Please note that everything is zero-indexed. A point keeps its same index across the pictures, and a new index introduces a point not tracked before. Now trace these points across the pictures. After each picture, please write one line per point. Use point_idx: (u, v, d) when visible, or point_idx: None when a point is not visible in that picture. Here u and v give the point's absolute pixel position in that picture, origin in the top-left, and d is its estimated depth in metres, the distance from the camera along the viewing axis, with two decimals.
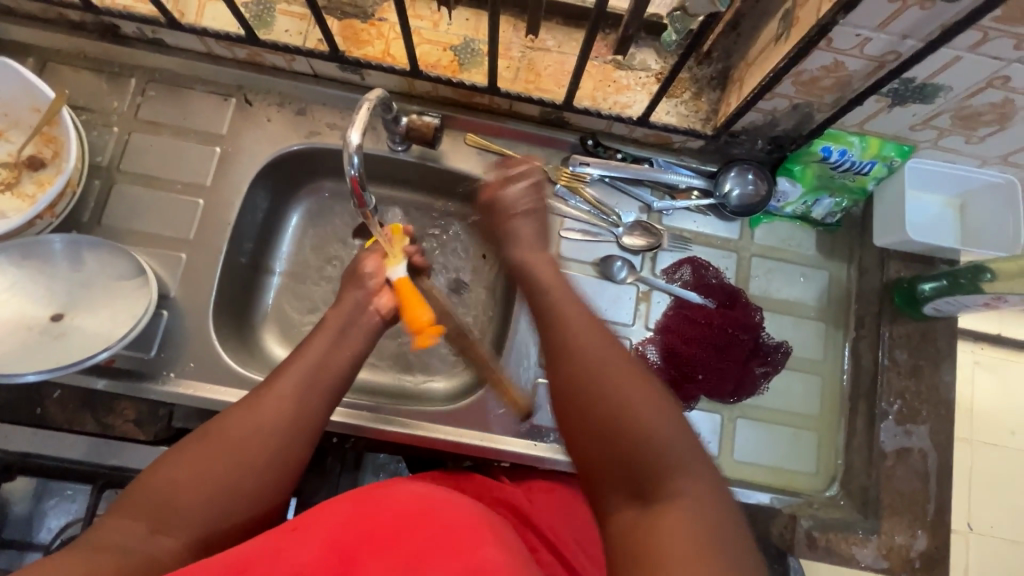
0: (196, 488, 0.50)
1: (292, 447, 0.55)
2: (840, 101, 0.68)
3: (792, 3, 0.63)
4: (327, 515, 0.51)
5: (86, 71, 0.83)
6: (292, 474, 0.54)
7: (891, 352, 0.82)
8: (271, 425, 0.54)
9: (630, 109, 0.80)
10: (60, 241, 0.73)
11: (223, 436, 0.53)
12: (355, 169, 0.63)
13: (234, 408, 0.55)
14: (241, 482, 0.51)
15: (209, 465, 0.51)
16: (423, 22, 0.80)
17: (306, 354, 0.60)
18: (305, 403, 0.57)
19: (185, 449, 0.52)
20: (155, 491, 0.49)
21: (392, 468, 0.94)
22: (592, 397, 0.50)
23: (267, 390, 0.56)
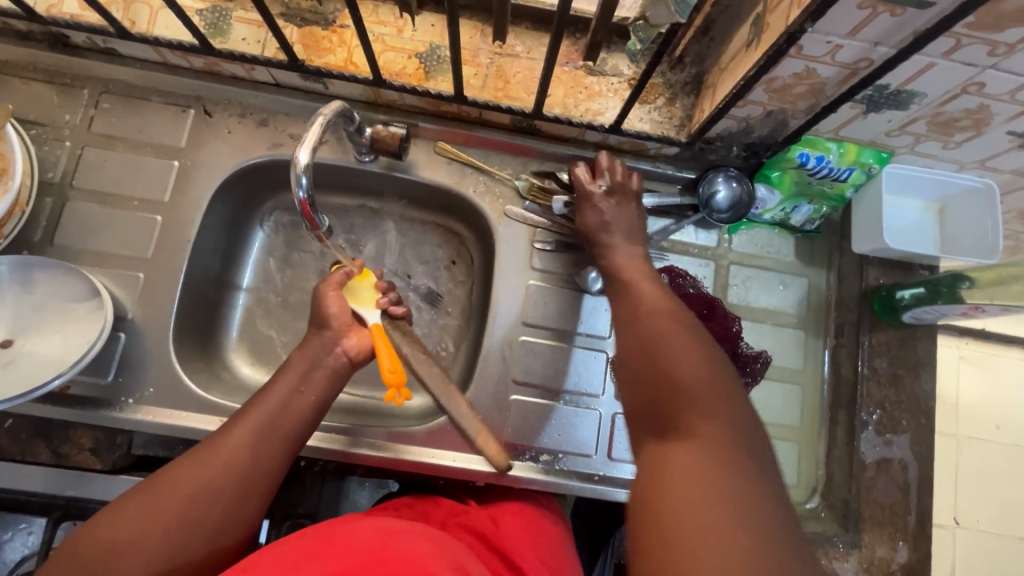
0: (133, 551, 0.47)
1: (242, 509, 0.53)
2: (814, 107, 0.66)
3: (762, 8, 0.61)
4: (277, 555, 0.48)
5: (36, 83, 0.80)
6: (238, 536, 0.53)
7: (871, 362, 0.80)
8: (222, 482, 0.52)
9: (603, 117, 0.78)
10: (8, 264, 0.70)
11: (170, 492, 0.50)
12: (304, 190, 0.62)
13: (182, 460, 0.53)
14: (182, 544, 0.49)
15: (150, 526, 0.48)
16: (387, 28, 0.77)
17: (265, 402, 0.58)
18: (260, 457, 0.55)
19: (123, 506, 0.49)
20: (88, 556, 0.46)
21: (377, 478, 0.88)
22: (643, 348, 0.55)
23: (222, 441, 0.54)
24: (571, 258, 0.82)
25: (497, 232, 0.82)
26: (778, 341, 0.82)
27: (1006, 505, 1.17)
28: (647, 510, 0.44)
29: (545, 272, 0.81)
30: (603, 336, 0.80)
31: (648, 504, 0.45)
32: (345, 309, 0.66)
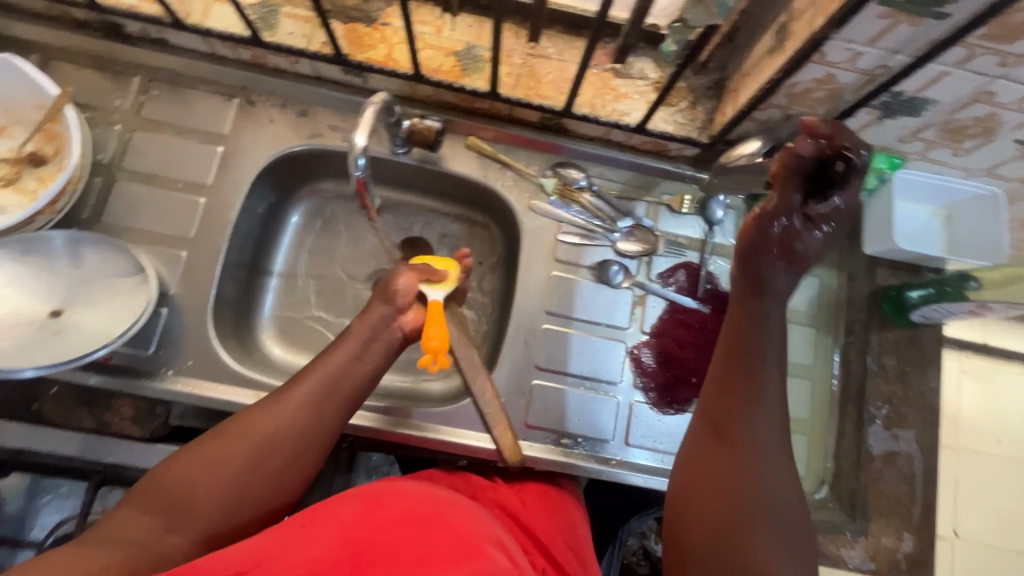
0: (207, 488, 0.53)
1: (302, 460, 0.58)
2: (832, 112, 0.70)
3: (786, 17, 0.65)
4: (336, 513, 0.52)
5: (89, 69, 0.83)
6: (297, 483, 0.58)
7: (880, 358, 0.85)
8: (287, 435, 0.57)
9: (628, 117, 0.82)
10: (61, 237, 0.73)
11: (241, 439, 0.56)
12: (361, 170, 0.67)
13: (252, 409, 0.58)
14: (251, 488, 0.55)
15: (223, 468, 0.54)
16: (426, 27, 0.81)
17: (328, 361, 0.62)
18: (321, 416, 0.59)
19: (200, 447, 0.55)
20: (169, 488, 0.52)
21: (383, 470, 0.99)
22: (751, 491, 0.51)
23: (288, 395, 0.59)
24: (593, 251, 0.85)
25: (523, 225, 0.85)
26: (790, 337, 0.85)
27: (1008, 517, 1.19)
28: None
29: (567, 263, 0.85)
30: (623, 326, 0.83)
31: None
32: (411, 286, 0.70)
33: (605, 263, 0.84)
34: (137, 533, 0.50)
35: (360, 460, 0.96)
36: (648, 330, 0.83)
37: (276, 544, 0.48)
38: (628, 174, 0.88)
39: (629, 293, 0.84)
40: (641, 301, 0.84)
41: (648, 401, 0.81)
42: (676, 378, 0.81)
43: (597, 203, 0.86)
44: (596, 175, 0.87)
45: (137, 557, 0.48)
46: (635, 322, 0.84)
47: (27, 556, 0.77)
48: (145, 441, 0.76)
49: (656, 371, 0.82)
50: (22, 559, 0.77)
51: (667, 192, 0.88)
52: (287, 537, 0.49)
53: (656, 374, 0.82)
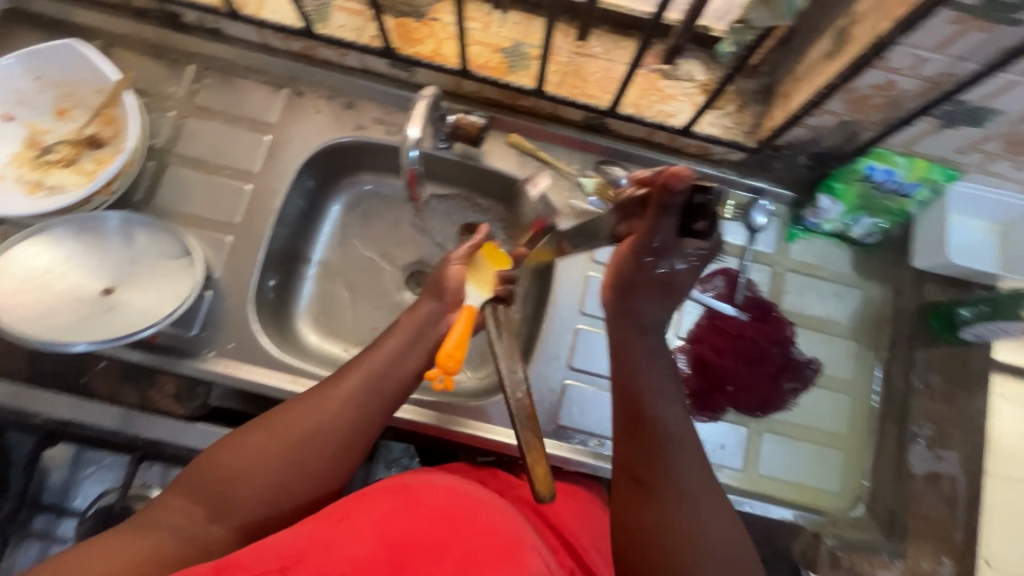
0: (250, 480, 0.56)
1: (340, 460, 0.60)
2: (889, 120, 0.68)
3: (845, 21, 0.63)
4: (373, 509, 0.54)
5: (146, 56, 0.86)
6: (334, 481, 0.60)
7: (924, 376, 0.82)
8: (325, 433, 0.59)
9: (674, 119, 0.81)
10: (116, 218, 0.76)
11: (283, 434, 0.59)
12: (414, 163, 0.68)
13: (296, 403, 0.61)
14: (289, 482, 0.58)
15: (264, 464, 0.57)
16: (475, 23, 0.82)
17: (369, 362, 0.64)
18: (360, 414, 0.61)
19: (244, 439, 0.58)
20: (214, 479, 0.56)
21: (404, 463, 0.98)
22: (675, 520, 0.59)
23: (331, 391, 0.61)
24: None
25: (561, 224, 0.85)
26: (830, 350, 0.83)
27: None
28: None
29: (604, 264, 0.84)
30: None
31: None
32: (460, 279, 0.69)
33: None
34: (185, 520, 0.54)
35: (381, 451, 0.96)
36: (684, 335, 0.82)
37: (316, 541, 0.50)
38: None
39: None
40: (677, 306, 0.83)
41: None
42: (711, 385, 0.80)
43: None
44: None
45: (183, 544, 0.53)
46: (670, 326, 0.82)
47: (72, 523, 0.82)
48: (185, 420, 0.77)
49: (691, 378, 0.80)
50: (66, 525, 0.81)
51: None
52: (327, 532, 0.51)
53: (691, 381, 0.80)
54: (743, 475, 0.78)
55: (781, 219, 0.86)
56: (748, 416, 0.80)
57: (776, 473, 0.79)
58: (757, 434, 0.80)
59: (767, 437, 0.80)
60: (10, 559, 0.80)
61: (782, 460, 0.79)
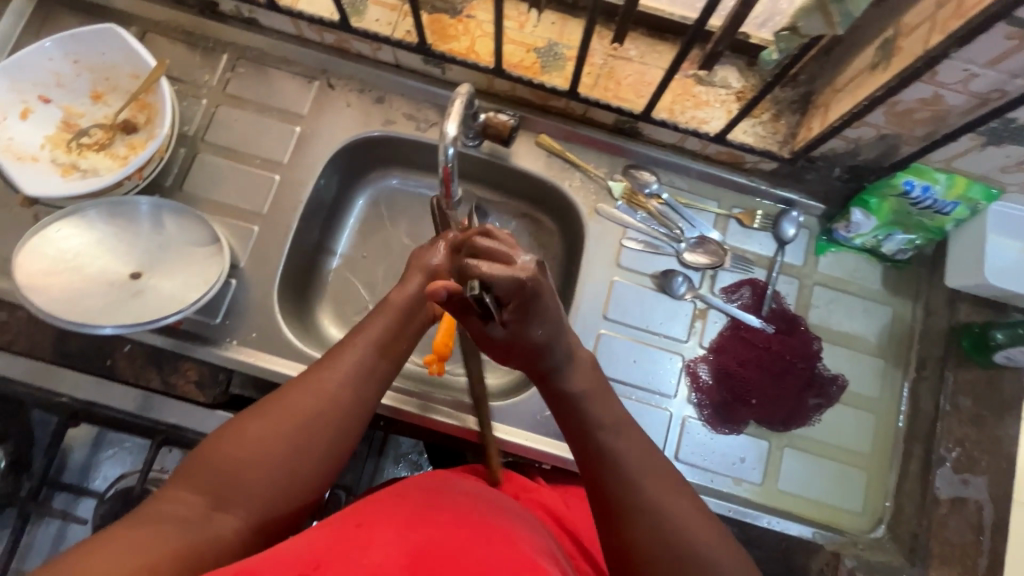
0: (255, 467, 0.51)
1: (345, 440, 0.56)
2: (932, 135, 0.67)
3: (892, 32, 0.62)
4: (391, 516, 0.49)
5: (181, 44, 0.86)
6: (341, 463, 0.56)
7: (954, 399, 0.80)
8: (328, 413, 0.55)
9: (708, 125, 0.80)
10: (146, 203, 0.76)
11: (282, 417, 0.54)
12: (448, 160, 0.66)
13: (291, 387, 0.56)
14: (295, 467, 0.53)
15: (267, 448, 0.52)
16: (510, 22, 0.81)
17: (364, 339, 0.60)
18: (361, 393, 0.58)
19: (243, 426, 0.53)
20: (216, 469, 0.50)
21: (412, 458, 1.00)
22: (652, 536, 0.50)
23: (327, 371, 0.57)
24: (656, 260, 0.84)
25: (588, 227, 0.84)
26: (856, 367, 0.82)
27: None
28: None
29: (630, 269, 0.83)
30: (681, 339, 0.81)
31: None
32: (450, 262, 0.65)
33: (669, 272, 0.82)
34: (186, 513, 0.48)
35: (390, 445, 0.98)
36: (707, 345, 0.81)
37: (329, 546, 0.45)
38: (698, 184, 0.86)
39: (690, 305, 0.82)
40: (702, 314, 0.82)
41: (701, 418, 0.78)
42: (734, 397, 0.79)
43: (664, 210, 0.84)
44: (666, 183, 0.86)
45: (191, 538, 0.46)
46: (694, 335, 0.81)
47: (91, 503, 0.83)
48: (206, 407, 0.77)
49: (712, 389, 0.79)
50: (85, 505, 0.82)
51: (739, 206, 0.86)
52: (342, 541, 0.46)
53: (712, 392, 0.79)
54: (761, 488, 0.77)
55: (810, 230, 0.85)
56: (770, 429, 0.79)
57: (796, 488, 0.78)
58: (777, 449, 0.79)
59: (787, 452, 0.79)
60: (31, 539, 0.80)
61: (802, 477, 0.78)
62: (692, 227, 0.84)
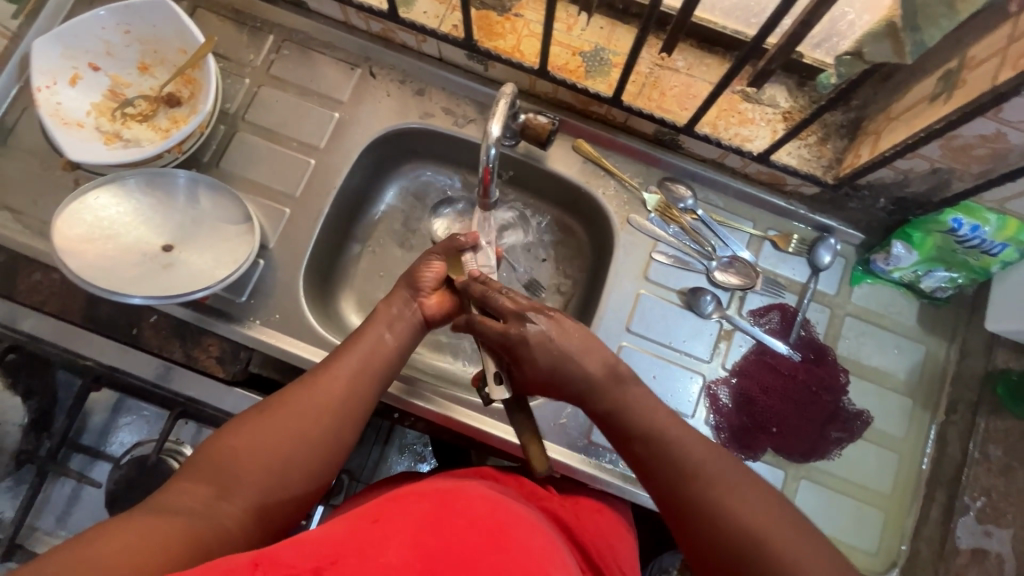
0: (256, 458, 0.53)
1: (342, 433, 0.58)
2: (988, 172, 0.64)
3: (957, 63, 0.59)
4: (409, 516, 0.48)
5: (229, 22, 0.87)
6: (338, 456, 0.58)
7: (983, 447, 0.78)
8: (325, 405, 0.58)
9: (751, 144, 0.78)
10: (183, 176, 0.77)
11: (281, 413, 0.56)
12: (490, 161, 0.66)
13: (290, 387, 0.59)
14: (292, 460, 0.55)
15: (267, 438, 0.54)
16: (559, 24, 0.80)
17: (361, 341, 0.64)
18: (357, 392, 0.60)
19: (243, 422, 0.55)
20: (218, 461, 0.52)
21: (417, 449, 0.98)
22: (733, 542, 0.51)
23: (323, 372, 0.60)
24: (686, 276, 0.82)
25: (618, 237, 0.83)
26: (883, 404, 0.79)
27: None
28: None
29: (657, 283, 0.82)
30: (705, 359, 0.80)
31: None
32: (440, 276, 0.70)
33: (698, 290, 0.81)
34: (191, 501, 0.49)
35: (395, 435, 0.98)
36: (730, 367, 0.79)
37: (349, 540, 0.45)
38: (734, 203, 0.84)
39: (715, 325, 0.81)
40: (727, 335, 0.81)
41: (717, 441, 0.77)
42: (753, 424, 0.77)
43: (696, 227, 0.83)
44: (702, 199, 0.84)
45: (198, 523, 0.47)
46: (718, 356, 0.80)
47: (104, 466, 0.83)
48: (224, 383, 0.77)
49: (731, 413, 0.77)
50: (99, 469, 0.83)
51: (775, 228, 0.84)
52: (360, 536, 0.46)
53: (732, 416, 0.77)
54: None
55: (846, 259, 0.83)
56: (788, 460, 0.77)
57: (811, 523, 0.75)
58: (793, 480, 0.77)
59: (804, 484, 0.77)
60: (45, 496, 0.81)
61: (817, 511, 0.76)
62: (725, 246, 0.82)
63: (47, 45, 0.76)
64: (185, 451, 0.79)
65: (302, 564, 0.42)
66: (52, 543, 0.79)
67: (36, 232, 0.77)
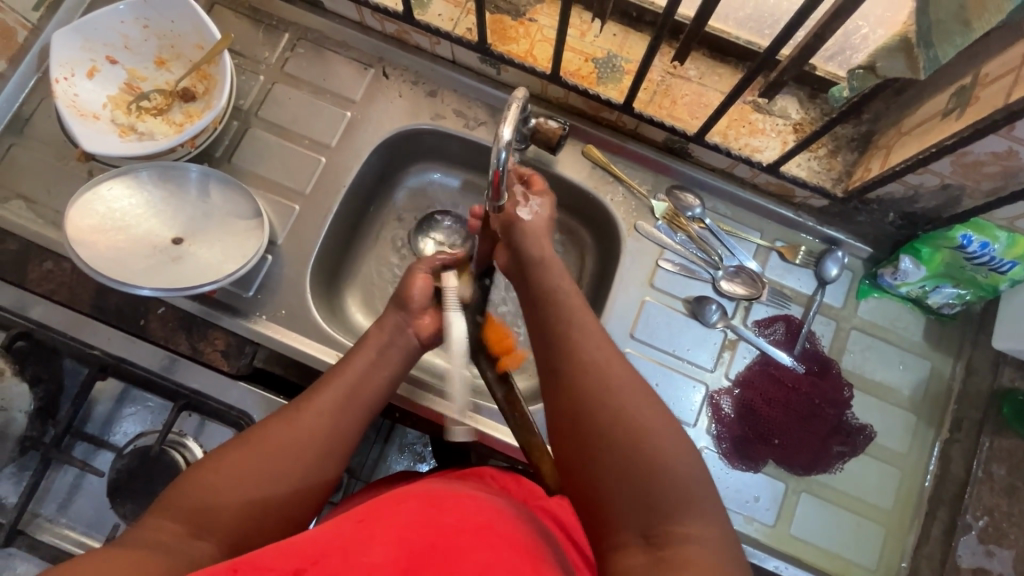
0: (232, 495, 0.53)
1: (322, 471, 0.58)
2: (998, 190, 0.64)
3: (970, 79, 0.59)
4: (393, 513, 0.49)
5: (246, 20, 0.88)
6: (319, 491, 0.58)
7: (987, 465, 0.78)
8: (306, 444, 0.58)
9: (761, 154, 0.78)
10: (195, 171, 0.78)
11: (260, 449, 0.56)
12: (501, 164, 0.63)
13: (271, 420, 0.59)
14: (269, 496, 0.54)
15: (246, 476, 0.54)
16: (572, 30, 0.81)
17: (345, 372, 0.64)
18: (338, 426, 0.60)
19: (224, 457, 0.55)
20: (193, 496, 0.51)
21: (416, 449, 0.98)
22: (603, 406, 0.52)
23: (306, 405, 0.60)
24: (692, 284, 0.82)
25: (624, 244, 0.83)
26: (887, 419, 0.79)
27: None
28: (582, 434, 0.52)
29: (662, 291, 0.82)
30: (708, 368, 0.80)
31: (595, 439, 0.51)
32: (427, 292, 0.72)
33: (704, 299, 0.81)
34: (167, 537, 0.49)
35: (395, 434, 0.97)
36: (733, 377, 0.79)
37: (332, 540, 0.46)
38: (742, 213, 0.84)
39: (720, 335, 0.81)
40: (732, 345, 0.80)
41: (718, 451, 0.77)
42: (755, 434, 0.77)
43: (703, 236, 0.83)
44: (710, 208, 0.84)
45: (174, 561, 0.47)
46: (721, 365, 0.80)
47: (108, 457, 0.81)
48: (229, 377, 0.78)
49: (733, 422, 0.77)
50: (102, 459, 0.82)
51: (781, 239, 0.84)
52: (345, 533, 0.47)
53: (733, 426, 0.77)
54: (773, 530, 0.75)
55: (853, 272, 0.83)
56: (790, 472, 0.77)
57: (811, 536, 0.75)
58: (794, 492, 0.76)
59: (804, 497, 0.76)
60: (49, 483, 0.81)
61: (817, 525, 0.76)
62: (732, 256, 0.82)
63: (66, 37, 0.77)
64: (189, 444, 0.79)
65: (282, 567, 0.43)
66: (54, 531, 0.79)
67: (49, 221, 0.79)
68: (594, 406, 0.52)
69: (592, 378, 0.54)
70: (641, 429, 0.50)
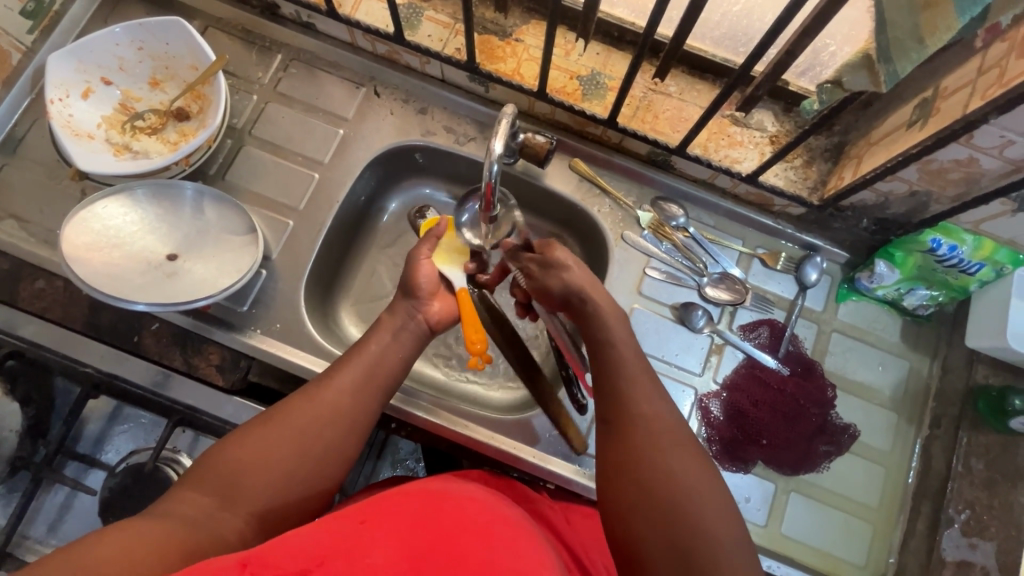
0: (262, 467, 0.54)
1: (344, 446, 0.59)
2: (962, 196, 0.68)
3: (931, 93, 0.63)
4: (396, 514, 0.50)
5: (240, 41, 0.90)
6: (341, 468, 0.59)
7: (965, 460, 0.78)
8: (327, 418, 0.58)
9: (740, 165, 0.81)
10: (191, 188, 0.79)
11: (285, 423, 0.57)
12: (492, 176, 0.66)
13: (294, 396, 0.60)
14: (292, 471, 0.55)
15: (270, 450, 0.55)
16: (558, 49, 0.84)
17: (363, 352, 0.65)
18: (359, 400, 0.61)
19: (248, 432, 0.56)
20: (222, 470, 0.53)
21: (409, 463, 0.99)
22: (637, 443, 0.56)
23: (326, 382, 0.61)
24: (678, 291, 0.85)
25: (612, 253, 0.85)
26: (869, 419, 0.81)
27: None
28: (622, 462, 0.56)
29: (650, 298, 0.84)
30: (695, 372, 0.82)
31: (635, 470, 0.55)
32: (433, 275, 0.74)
33: (689, 305, 0.83)
34: (193, 510, 0.50)
35: (388, 448, 0.98)
36: (721, 381, 0.82)
37: (336, 542, 0.46)
38: (725, 223, 0.88)
39: (707, 339, 0.83)
40: (719, 350, 0.83)
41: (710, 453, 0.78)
42: (745, 436, 0.79)
43: (688, 244, 0.86)
44: (694, 218, 0.87)
45: (194, 533, 0.48)
46: (709, 369, 0.82)
47: (100, 476, 0.82)
48: (223, 392, 0.77)
49: (724, 425, 0.79)
50: (93, 479, 0.82)
51: (763, 246, 0.87)
52: (348, 536, 0.47)
53: (723, 428, 0.79)
54: (764, 530, 0.77)
55: (832, 277, 0.86)
56: (779, 473, 0.78)
57: (801, 535, 0.77)
58: (784, 492, 0.78)
59: (794, 497, 0.78)
60: (38, 505, 0.80)
61: (806, 524, 0.77)
62: (716, 263, 0.85)
63: (63, 59, 0.78)
64: (181, 461, 0.79)
65: (292, 565, 0.43)
66: (43, 553, 0.79)
67: (42, 240, 0.79)
68: (629, 453, 0.56)
69: (645, 421, 0.57)
70: (672, 473, 0.53)
